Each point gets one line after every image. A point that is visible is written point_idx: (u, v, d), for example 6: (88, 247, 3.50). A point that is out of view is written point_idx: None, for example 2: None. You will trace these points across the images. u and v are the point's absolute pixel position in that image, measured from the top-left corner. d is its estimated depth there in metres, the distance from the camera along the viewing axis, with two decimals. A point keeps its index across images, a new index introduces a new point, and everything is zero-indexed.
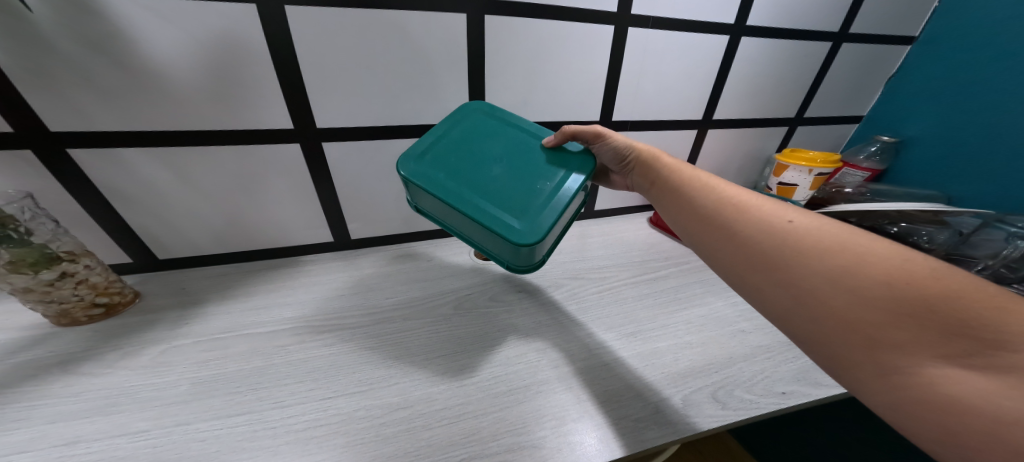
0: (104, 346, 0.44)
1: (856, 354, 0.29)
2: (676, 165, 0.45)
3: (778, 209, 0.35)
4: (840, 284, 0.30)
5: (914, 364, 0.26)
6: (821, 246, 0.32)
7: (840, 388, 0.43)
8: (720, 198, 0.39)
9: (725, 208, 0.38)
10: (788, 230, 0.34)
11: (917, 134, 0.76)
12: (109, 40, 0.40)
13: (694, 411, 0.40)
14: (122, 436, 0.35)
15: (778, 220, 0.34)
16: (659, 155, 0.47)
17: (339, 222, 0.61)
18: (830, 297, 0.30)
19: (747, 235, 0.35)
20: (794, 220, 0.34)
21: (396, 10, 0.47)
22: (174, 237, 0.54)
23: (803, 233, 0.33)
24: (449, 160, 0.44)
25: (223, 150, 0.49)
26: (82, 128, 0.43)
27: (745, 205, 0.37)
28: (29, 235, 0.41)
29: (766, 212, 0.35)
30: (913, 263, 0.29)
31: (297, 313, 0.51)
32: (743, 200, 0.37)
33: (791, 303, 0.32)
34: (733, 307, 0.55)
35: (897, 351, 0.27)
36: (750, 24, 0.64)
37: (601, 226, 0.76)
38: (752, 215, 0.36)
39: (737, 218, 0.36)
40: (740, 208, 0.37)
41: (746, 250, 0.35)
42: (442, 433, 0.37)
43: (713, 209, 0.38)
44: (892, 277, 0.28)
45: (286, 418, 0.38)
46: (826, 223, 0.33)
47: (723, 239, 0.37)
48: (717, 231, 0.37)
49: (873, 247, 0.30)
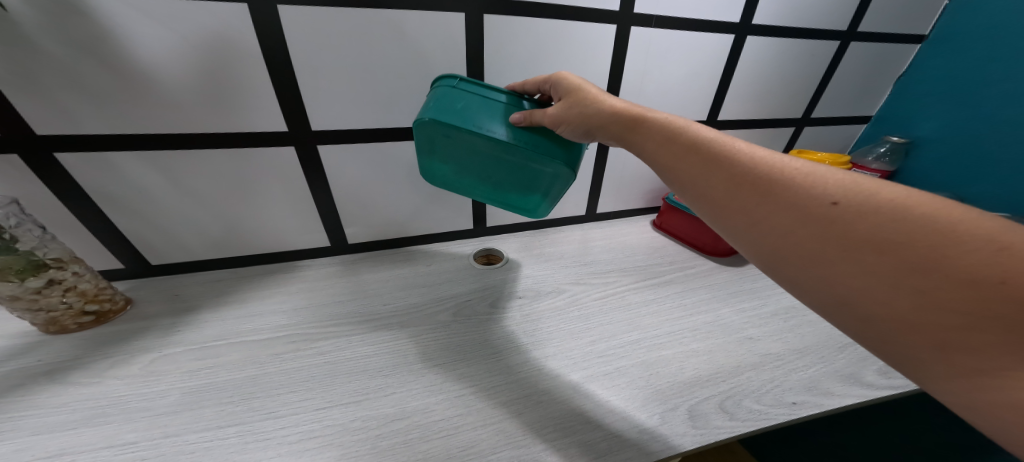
0: (94, 354, 0.43)
1: (923, 353, 0.25)
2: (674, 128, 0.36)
3: (818, 186, 0.28)
4: (900, 282, 0.25)
5: (1002, 366, 0.22)
6: (876, 238, 0.25)
7: (855, 398, 0.41)
8: (741, 178, 0.31)
9: (747, 190, 0.31)
10: (831, 219, 0.27)
11: (926, 135, 0.75)
12: (95, 40, 0.39)
13: (701, 422, 0.38)
14: (108, 448, 0.34)
15: (820, 205, 0.28)
16: (647, 115, 0.38)
17: (335, 226, 0.60)
18: (884, 295, 0.25)
19: (778, 227, 0.29)
20: (840, 202, 0.27)
21: (392, 10, 0.46)
22: (165, 242, 0.53)
23: (854, 219, 0.26)
24: (454, 176, 0.47)
25: (214, 152, 0.48)
26: (68, 131, 0.42)
27: (774, 184, 0.30)
28: (15, 241, 0.39)
29: (801, 195, 0.28)
30: (1010, 254, 0.22)
31: (292, 320, 0.49)
32: (771, 175, 0.30)
33: (833, 300, 0.28)
34: (740, 314, 0.54)
35: (978, 353, 0.23)
36: (756, 22, 0.62)
37: (604, 230, 0.75)
38: (783, 199, 0.29)
39: (764, 205, 0.30)
40: (766, 192, 0.30)
41: (780, 243, 0.29)
42: (439, 446, 0.35)
43: (731, 193, 0.32)
44: (973, 274, 0.23)
45: (278, 429, 0.36)
46: (886, 201, 0.26)
47: (748, 229, 0.31)
48: (740, 221, 0.31)
49: (952, 232, 0.24)
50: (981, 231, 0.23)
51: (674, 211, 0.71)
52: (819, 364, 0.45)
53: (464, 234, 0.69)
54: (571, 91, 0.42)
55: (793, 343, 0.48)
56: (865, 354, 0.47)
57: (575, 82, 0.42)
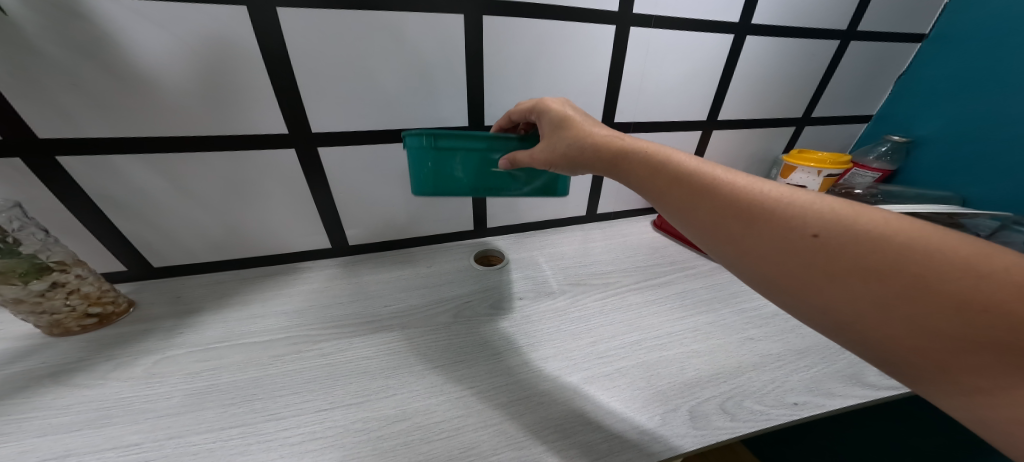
0: (97, 356, 0.43)
1: (926, 376, 0.25)
2: (654, 159, 0.36)
3: (800, 215, 0.29)
4: (890, 309, 0.25)
5: (1001, 387, 0.23)
6: (862, 268, 0.26)
7: (857, 399, 0.41)
8: (727, 211, 0.31)
9: (732, 222, 0.31)
10: (816, 250, 0.27)
11: (926, 134, 0.75)
12: (96, 44, 0.39)
13: (701, 422, 0.38)
14: (111, 450, 0.34)
15: (802, 236, 0.28)
16: (628, 145, 0.38)
17: (336, 228, 0.60)
18: (879, 322, 0.26)
19: (768, 257, 0.29)
20: (821, 234, 0.27)
21: (391, 12, 0.46)
22: (168, 244, 0.53)
23: (837, 249, 0.27)
24: None
25: (216, 154, 0.48)
26: (70, 135, 0.42)
27: (758, 216, 0.30)
28: (18, 244, 0.39)
29: (783, 226, 0.29)
30: (989, 278, 0.23)
31: (293, 322, 0.50)
32: (754, 207, 0.30)
33: (829, 324, 0.28)
34: (741, 315, 0.53)
35: (979, 376, 0.23)
36: (755, 22, 0.62)
37: (604, 231, 0.75)
38: (769, 232, 0.29)
39: (750, 235, 0.30)
40: (750, 222, 0.30)
41: (771, 272, 0.30)
42: (440, 447, 0.35)
43: (718, 223, 0.32)
44: (959, 299, 0.23)
45: (281, 430, 0.36)
46: (865, 229, 0.26)
47: (738, 259, 0.31)
48: (732, 251, 0.31)
49: (931, 261, 0.24)
50: (960, 257, 0.24)
51: None
52: (820, 364, 0.45)
53: (465, 236, 0.69)
54: (553, 125, 0.43)
55: (794, 344, 0.48)
56: None
57: (553, 116, 0.43)
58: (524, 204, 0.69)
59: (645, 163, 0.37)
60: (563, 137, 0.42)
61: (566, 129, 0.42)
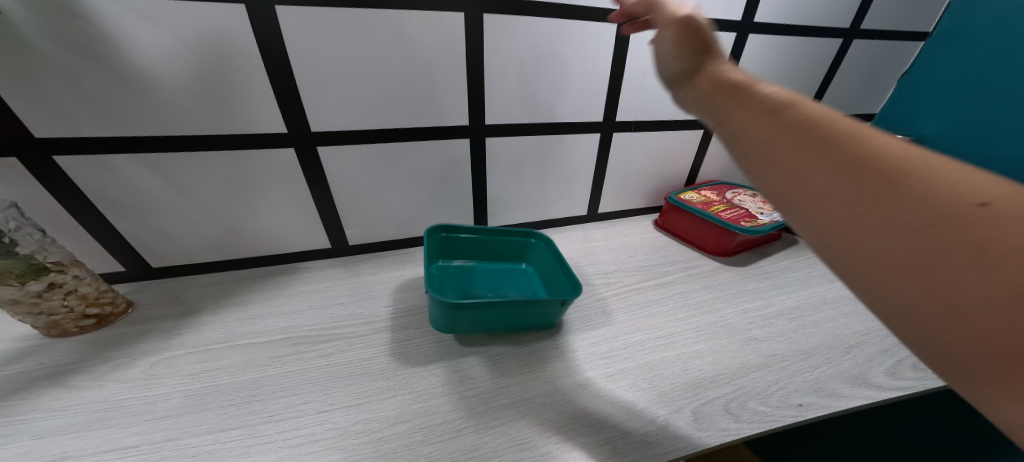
0: (96, 357, 0.43)
1: None
2: (786, 101, 0.25)
3: (960, 182, 0.19)
4: None
5: None
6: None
7: (862, 400, 0.40)
8: (856, 155, 0.21)
9: (854, 165, 0.21)
10: (964, 222, 0.18)
11: (932, 131, 0.74)
12: (92, 42, 0.39)
13: (705, 424, 0.38)
14: (109, 452, 0.34)
15: (959, 203, 0.18)
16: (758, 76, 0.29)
17: (336, 228, 0.60)
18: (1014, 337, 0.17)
19: (861, 222, 0.21)
20: (992, 205, 0.18)
21: (391, 10, 0.46)
22: (166, 244, 0.53)
23: (999, 230, 0.17)
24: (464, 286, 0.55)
25: (214, 153, 0.48)
26: (67, 134, 0.42)
27: (896, 168, 0.20)
28: (15, 245, 0.39)
29: (927, 188, 0.19)
30: None
31: (292, 322, 0.49)
32: (894, 157, 0.20)
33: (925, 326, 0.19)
34: (744, 315, 0.53)
35: None
36: (757, 20, 0.62)
37: (606, 231, 0.74)
38: (902, 191, 0.20)
39: (868, 191, 0.20)
40: (878, 173, 0.20)
41: (869, 244, 0.21)
42: (441, 449, 0.35)
43: (824, 170, 0.22)
44: None
45: (280, 432, 0.36)
46: None
47: (823, 221, 0.22)
48: (826, 208, 0.22)
49: None
50: None
51: (677, 211, 0.70)
52: (825, 365, 0.45)
53: None
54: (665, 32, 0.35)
55: (799, 344, 0.48)
56: (873, 355, 0.46)
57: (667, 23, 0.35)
58: (525, 203, 0.69)
59: (767, 103, 0.26)
60: (687, 42, 0.33)
61: (687, 36, 0.33)
